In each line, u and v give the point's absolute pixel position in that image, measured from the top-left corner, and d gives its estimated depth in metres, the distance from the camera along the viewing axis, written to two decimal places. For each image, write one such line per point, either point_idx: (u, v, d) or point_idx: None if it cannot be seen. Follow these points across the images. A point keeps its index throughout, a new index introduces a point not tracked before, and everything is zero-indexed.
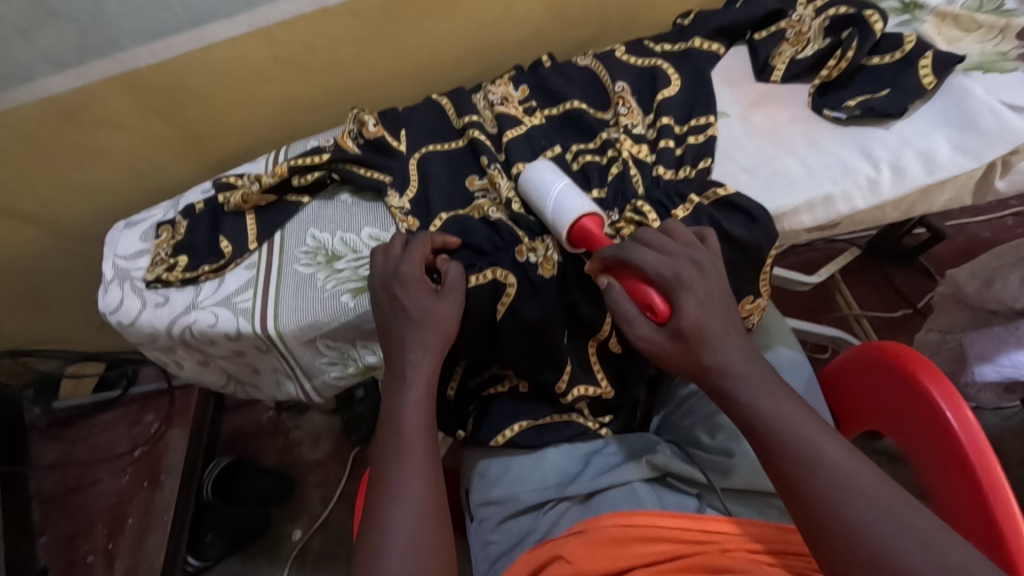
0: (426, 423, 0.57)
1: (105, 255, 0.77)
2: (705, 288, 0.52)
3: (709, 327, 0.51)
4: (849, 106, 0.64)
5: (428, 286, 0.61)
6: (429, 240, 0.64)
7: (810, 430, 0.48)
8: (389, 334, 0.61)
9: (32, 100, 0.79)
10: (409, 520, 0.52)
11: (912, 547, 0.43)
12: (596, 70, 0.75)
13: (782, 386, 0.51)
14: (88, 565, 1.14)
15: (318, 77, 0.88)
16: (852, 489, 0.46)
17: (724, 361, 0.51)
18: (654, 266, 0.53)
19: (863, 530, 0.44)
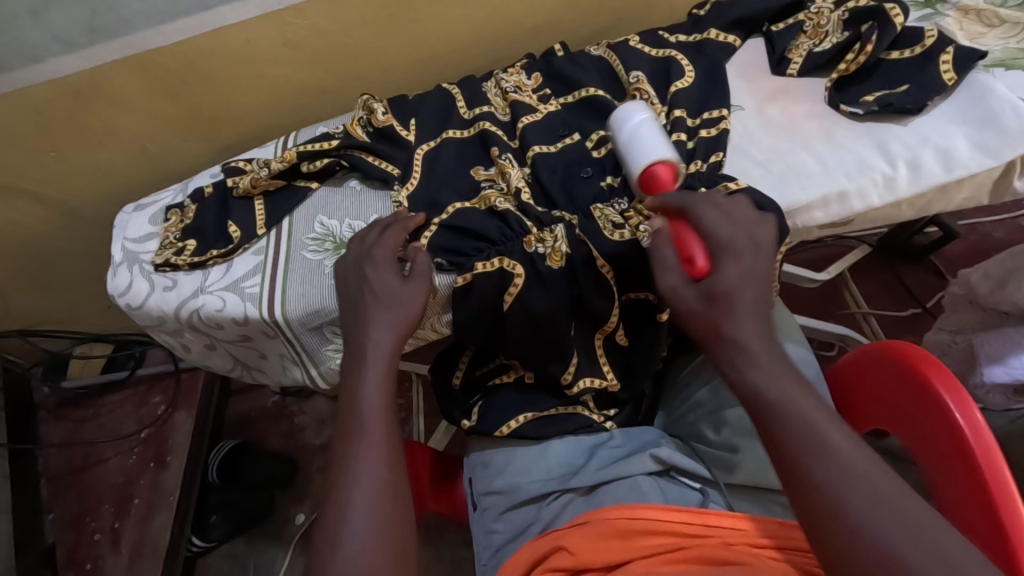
0: (388, 403, 0.55)
1: (115, 238, 0.78)
2: (755, 265, 0.50)
3: (742, 298, 0.49)
4: (867, 101, 0.63)
5: (397, 271, 0.62)
6: (405, 224, 0.65)
7: (819, 413, 0.45)
8: (353, 310, 0.61)
9: (41, 80, 0.79)
10: (365, 503, 0.50)
11: (908, 544, 0.40)
12: (610, 59, 0.74)
13: (798, 374, 0.48)
14: (94, 543, 1.16)
15: (328, 62, 0.87)
16: (862, 485, 0.42)
17: (745, 339, 0.48)
18: (711, 224, 0.52)
19: (874, 530, 0.41)
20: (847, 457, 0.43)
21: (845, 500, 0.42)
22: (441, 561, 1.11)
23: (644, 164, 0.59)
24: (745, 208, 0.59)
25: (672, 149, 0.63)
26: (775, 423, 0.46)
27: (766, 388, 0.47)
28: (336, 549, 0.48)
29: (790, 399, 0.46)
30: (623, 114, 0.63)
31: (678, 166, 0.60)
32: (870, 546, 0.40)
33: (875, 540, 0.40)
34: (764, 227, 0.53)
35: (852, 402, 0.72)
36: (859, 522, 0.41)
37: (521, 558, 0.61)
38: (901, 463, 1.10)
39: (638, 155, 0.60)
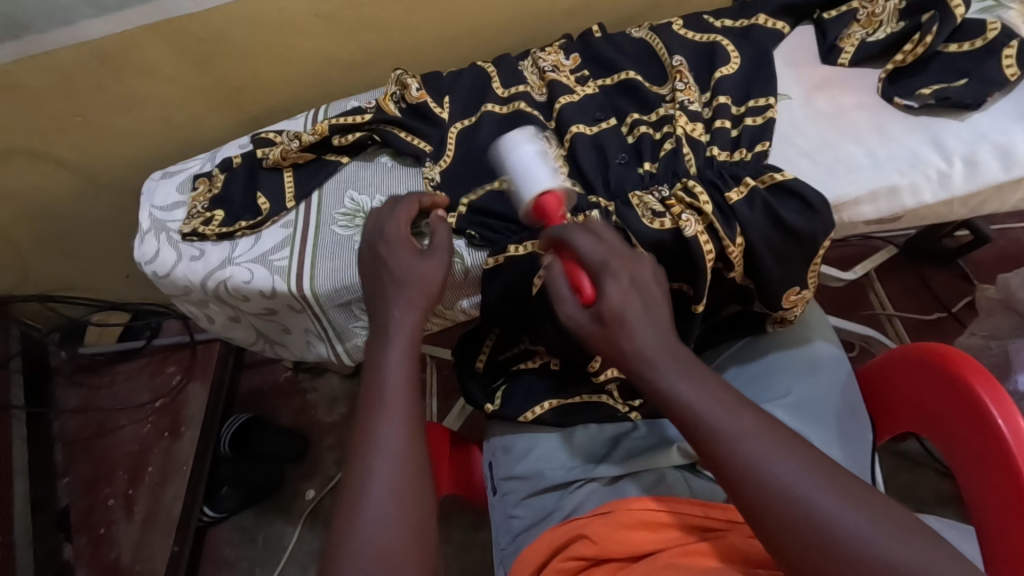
0: (412, 380, 0.54)
1: (143, 205, 0.77)
2: (637, 272, 0.52)
3: (631, 312, 0.50)
4: (923, 94, 0.61)
5: (412, 247, 0.60)
6: (417, 201, 0.64)
7: (723, 407, 0.48)
8: (373, 292, 0.59)
9: (70, 43, 0.78)
10: (387, 480, 0.49)
11: (836, 509, 0.43)
12: (652, 42, 0.72)
13: (703, 368, 0.50)
14: (108, 508, 1.17)
15: (360, 34, 0.86)
16: (777, 461, 0.45)
17: (642, 348, 0.50)
18: (587, 250, 0.52)
19: (804, 498, 0.44)
20: (758, 438, 0.46)
21: (771, 480, 0.44)
22: (449, 541, 1.11)
23: (537, 192, 0.57)
24: (790, 202, 0.58)
25: (716, 136, 0.62)
26: (687, 423, 0.48)
27: (674, 395, 0.49)
28: (353, 527, 0.47)
29: (693, 402, 0.48)
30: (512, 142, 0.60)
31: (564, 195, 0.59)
32: (800, 515, 0.43)
33: (807, 509, 0.43)
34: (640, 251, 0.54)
35: (885, 403, 0.71)
36: (789, 494, 0.44)
37: (543, 543, 0.61)
38: (916, 467, 1.09)
39: (530, 182, 0.57)
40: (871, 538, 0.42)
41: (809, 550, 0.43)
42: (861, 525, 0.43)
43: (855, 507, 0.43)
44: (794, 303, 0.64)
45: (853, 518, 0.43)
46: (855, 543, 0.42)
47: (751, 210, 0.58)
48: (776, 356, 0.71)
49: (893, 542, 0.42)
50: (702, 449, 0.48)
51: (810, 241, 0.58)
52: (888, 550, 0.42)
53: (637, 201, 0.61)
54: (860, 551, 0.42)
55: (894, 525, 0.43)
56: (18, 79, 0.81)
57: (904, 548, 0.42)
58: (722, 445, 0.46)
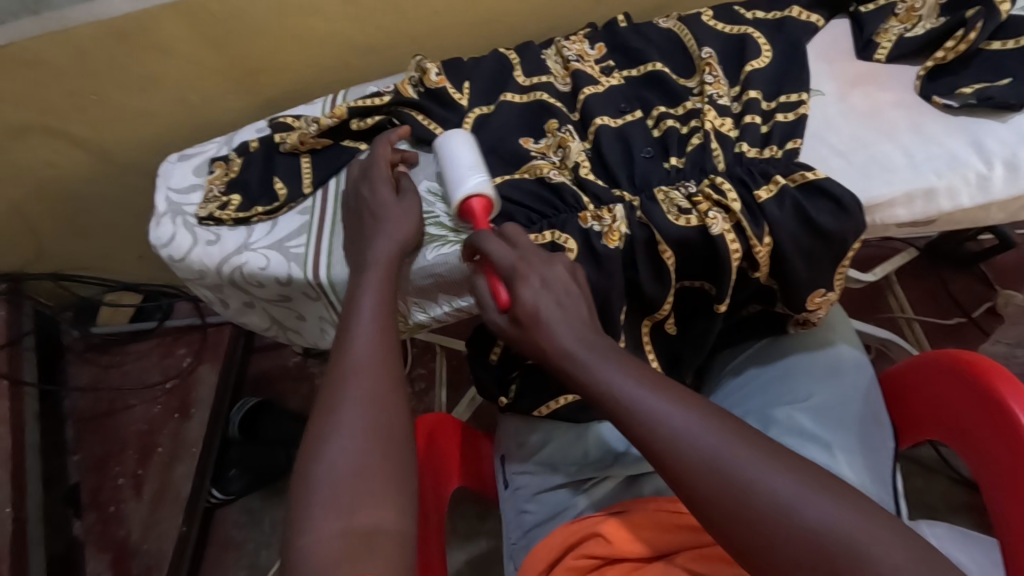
0: (382, 361, 0.53)
1: (159, 187, 0.76)
2: (547, 274, 0.53)
3: (544, 312, 0.52)
4: (963, 94, 0.59)
5: (390, 185, 0.65)
6: (388, 144, 0.68)
7: (637, 390, 0.48)
8: (358, 228, 0.64)
9: (89, 20, 0.77)
10: (350, 462, 0.48)
11: (757, 476, 0.44)
12: (680, 33, 0.70)
13: (620, 353, 0.51)
14: (118, 487, 1.19)
15: (381, 18, 0.84)
16: (698, 436, 0.46)
17: (558, 343, 0.51)
18: (500, 257, 0.54)
19: (726, 468, 0.45)
20: (676, 418, 0.47)
21: (693, 455, 0.45)
22: (453, 531, 1.11)
23: (459, 198, 0.60)
24: (821, 202, 0.56)
25: (745, 132, 0.60)
26: (610, 410, 0.49)
27: (598, 385, 0.49)
28: (310, 515, 0.46)
29: (611, 387, 0.49)
30: (444, 146, 0.63)
31: (491, 195, 0.61)
32: (724, 487, 0.44)
33: (730, 479, 0.44)
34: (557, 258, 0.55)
35: (907, 411, 0.70)
36: (713, 470, 0.45)
37: (554, 540, 0.60)
38: (929, 474, 1.07)
39: (455, 185, 0.60)
40: (793, 501, 0.43)
41: (737, 521, 0.44)
42: (783, 487, 0.43)
43: (778, 473, 0.44)
44: (819, 305, 0.63)
45: (775, 484, 0.43)
46: (780, 507, 0.43)
47: (780, 210, 0.56)
48: (797, 358, 0.70)
49: (817, 503, 0.43)
50: (628, 437, 0.49)
51: (841, 243, 0.56)
52: (815, 514, 0.42)
53: (663, 197, 0.59)
54: (787, 516, 0.42)
55: (814, 488, 0.43)
56: (36, 55, 0.80)
57: (827, 507, 0.42)
58: (643, 432, 0.47)
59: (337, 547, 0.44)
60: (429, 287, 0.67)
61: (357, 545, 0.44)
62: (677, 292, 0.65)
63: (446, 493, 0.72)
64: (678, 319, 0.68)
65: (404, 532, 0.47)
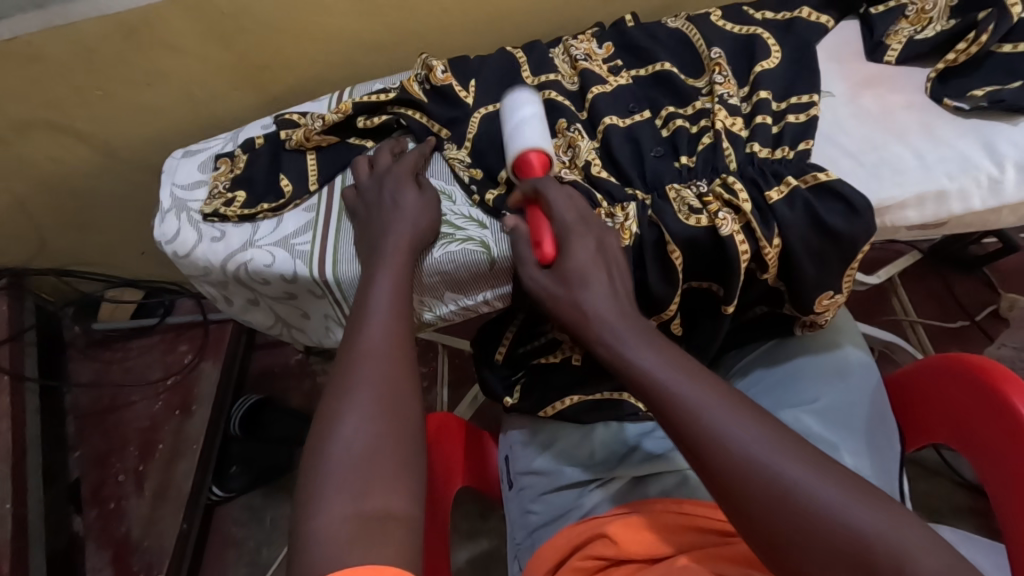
0: (396, 350, 0.53)
1: (164, 183, 0.76)
2: (604, 238, 0.56)
3: (592, 276, 0.54)
4: (975, 96, 0.58)
5: (412, 182, 0.65)
6: (419, 152, 0.68)
7: (679, 378, 0.48)
8: (371, 223, 0.64)
9: (94, 15, 0.77)
10: (359, 448, 0.47)
11: (797, 476, 0.43)
12: (688, 33, 0.70)
13: (664, 342, 0.52)
14: (119, 483, 1.19)
15: (387, 15, 0.84)
16: (739, 431, 0.45)
17: (603, 317, 0.52)
18: (560, 209, 0.56)
19: (767, 465, 0.44)
20: (718, 410, 0.46)
21: (732, 448, 0.45)
22: (455, 530, 1.11)
23: (519, 149, 0.60)
24: (833, 203, 0.56)
25: (756, 132, 0.60)
26: (650, 396, 0.49)
27: (637, 369, 0.50)
28: (318, 496, 0.45)
29: (653, 371, 0.49)
30: (513, 103, 0.64)
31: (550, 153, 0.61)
32: (766, 481, 0.44)
33: (770, 474, 0.44)
34: (612, 231, 0.57)
35: (913, 414, 0.70)
36: (751, 463, 0.44)
37: (560, 542, 0.60)
38: (932, 476, 1.07)
39: (517, 138, 0.61)
40: (833, 503, 0.42)
41: (774, 519, 0.43)
42: (824, 489, 0.43)
43: (819, 475, 0.44)
44: (827, 307, 0.63)
45: (818, 484, 0.43)
46: (819, 510, 0.42)
47: (791, 210, 0.56)
48: (803, 360, 0.70)
49: (856, 508, 0.42)
50: (664, 426, 0.48)
51: (851, 243, 0.56)
52: (855, 518, 0.41)
53: (674, 195, 0.59)
54: (826, 518, 0.42)
55: (855, 493, 0.43)
56: (41, 50, 0.79)
57: (868, 512, 0.42)
58: (682, 418, 0.47)
59: (346, 530, 0.43)
60: (436, 285, 0.66)
61: (367, 528, 0.44)
62: (685, 293, 0.65)
63: (450, 493, 0.72)
64: (685, 320, 0.68)
65: (414, 519, 0.46)
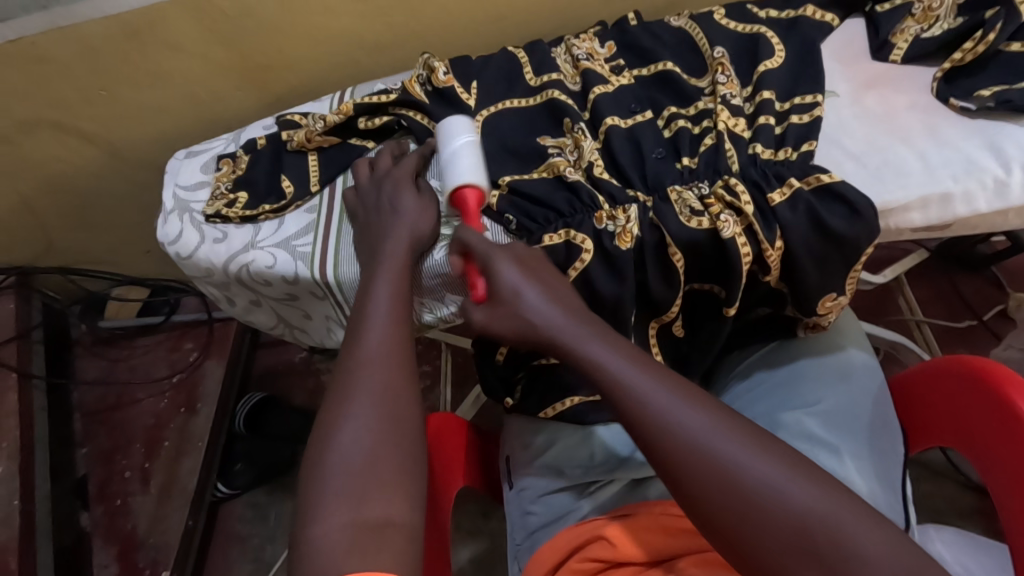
0: (396, 357, 0.53)
1: (166, 184, 0.76)
2: (517, 255, 0.55)
3: (522, 284, 0.54)
4: (981, 96, 0.58)
5: (412, 184, 0.65)
6: (419, 155, 0.68)
7: (628, 371, 0.49)
8: (373, 226, 0.64)
9: (98, 17, 0.77)
10: (358, 455, 0.47)
11: (743, 459, 0.45)
12: (692, 32, 0.69)
13: (612, 334, 0.52)
14: (124, 480, 1.20)
15: (390, 15, 0.84)
16: (690, 421, 0.47)
17: (549, 319, 0.53)
18: (477, 246, 0.56)
19: (713, 451, 0.45)
20: (664, 399, 0.48)
21: (701, 455, 0.45)
22: (456, 529, 1.11)
23: (456, 184, 0.61)
24: (835, 206, 0.56)
25: (759, 133, 0.59)
26: (605, 387, 0.50)
27: (589, 364, 0.50)
28: (317, 504, 0.45)
29: (604, 364, 0.50)
30: (447, 132, 0.64)
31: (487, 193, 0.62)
32: (712, 465, 0.45)
33: (710, 458, 0.45)
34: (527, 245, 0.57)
35: (918, 416, 0.69)
36: (700, 450, 0.46)
37: (559, 543, 0.59)
38: (938, 478, 1.07)
39: (456, 171, 0.61)
40: (777, 482, 0.44)
41: (716, 501, 0.45)
42: (763, 472, 0.45)
43: (764, 457, 0.45)
44: (830, 309, 0.62)
45: (762, 467, 0.45)
46: (761, 491, 0.44)
47: (793, 213, 0.55)
48: (805, 362, 0.69)
49: (799, 485, 0.44)
50: (618, 417, 0.50)
51: (853, 246, 0.56)
52: (796, 495, 0.44)
53: (676, 197, 0.58)
54: (772, 498, 0.44)
55: (794, 470, 0.45)
56: (45, 50, 0.80)
57: (802, 490, 0.44)
58: (633, 408, 0.48)
59: (345, 539, 0.44)
60: (437, 287, 0.66)
61: (366, 536, 0.44)
62: (687, 295, 0.64)
63: (452, 492, 0.71)
64: (687, 321, 0.67)
65: (413, 525, 0.46)
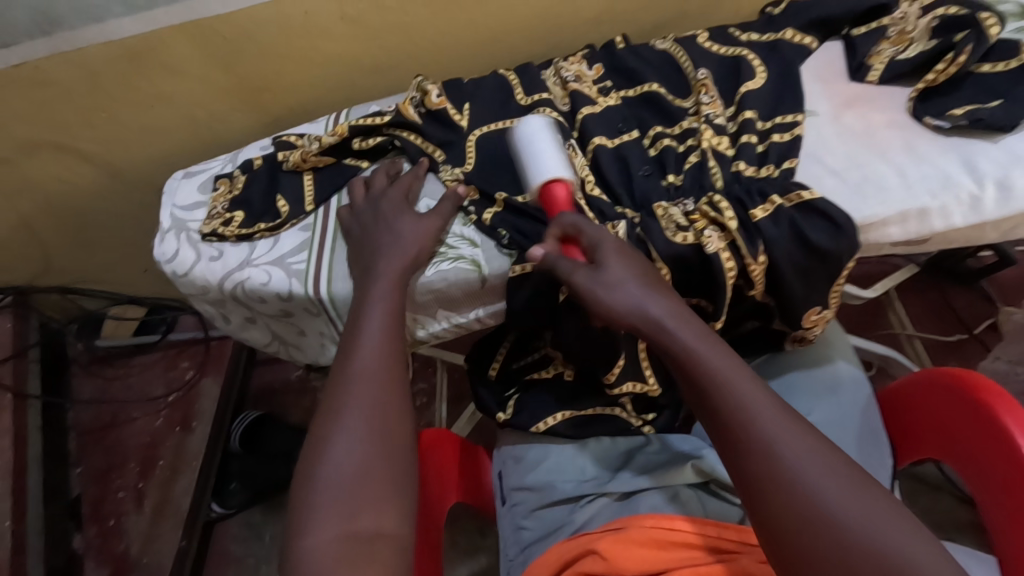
0: (387, 370, 0.54)
1: (164, 204, 0.78)
2: (630, 258, 0.55)
3: (625, 282, 0.53)
4: (955, 115, 0.59)
5: (406, 204, 0.67)
6: (414, 175, 0.69)
7: (734, 373, 0.50)
8: (367, 244, 0.65)
9: (99, 41, 0.79)
10: (349, 468, 0.48)
11: (827, 486, 0.45)
12: (676, 54, 0.71)
13: (715, 337, 0.52)
14: (118, 500, 1.19)
15: (385, 38, 0.86)
16: (780, 434, 0.47)
17: (649, 315, 0.52)
18: (591, 234, 0.56)
19: (797, 469, 0.46)
20: (759, 407, 0.48)
21: (784, 469, 0.46)
22: (452, 547, 1.11)
23: (542, 180, 0.59)
24: (818, 222, 0.57)
25: (742, 152, 0.61)
26: (697, 382, 0.50)
27: (684, 358, 0.51)
28: (308, 516, 0.46)
29: (702, 359, 0.50)
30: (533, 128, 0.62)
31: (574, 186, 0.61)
32: (795, 484, 0.46)
33: (794, 474, 0.46)
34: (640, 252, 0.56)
35: (904, 429, 0.70)
36: (784, 464, 0.46)
37: (552, 558, 0.59)
38: (934, 491, 1.07)
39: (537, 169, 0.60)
40: (856, 517, 0.44)
41: (781, 509, 0.45)
42: (831, 491, 0.45)
43: (847, 489, 0.45)
44: (815, 323, 0.63)
45: (842, 498, 0.45)
46: (838, 522, 0.44)
47: (777, 228, 0.57)
48: (792, 376, 0.70)
49: (881, 524, 0.44)
50: (709, 411, 0.50)
51: (836, 260, 0.57)
52: (876, 535, 0.43)
53: (662, 213, 0.60)
54: (846, 530, 0.44)
55: (882, 512, 0.44)
56: (48, 74, 0.82)
57: (872, 513, 0.44)
58: (726, 405, 0.49)
59: (335, 551, 0.44)
60: (429, 303, 0.68)
61: (355, 550, 0.45)
62: None
63: (444, 507, 0.72)
64: None
65: (404, 537, 0.47)
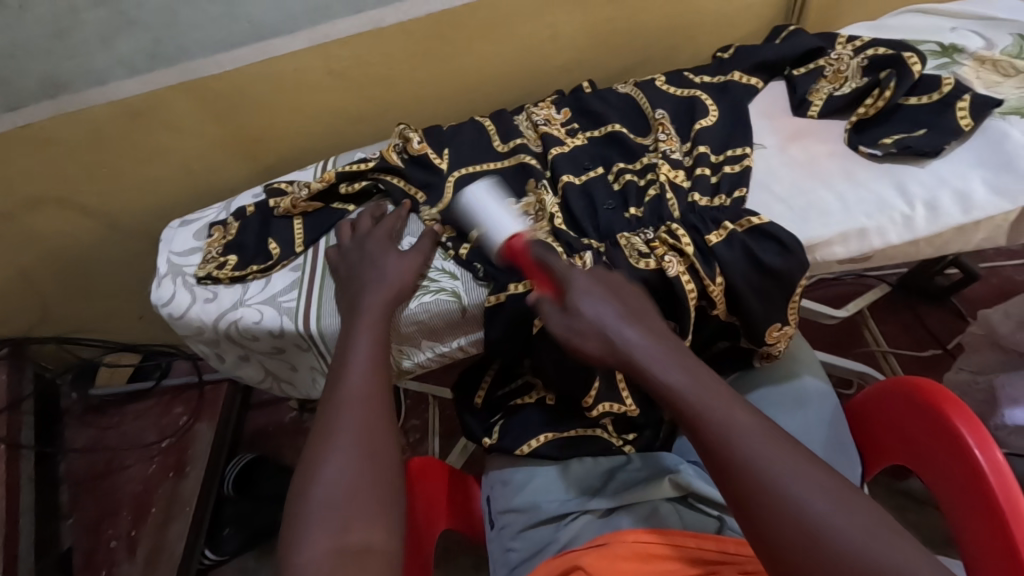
0: (374, 396, 0.57)
1: (161, 251, 0.82)
2: (604, 286, 0.58)
3: (603, 314, 0.56)
4: (885, 143, 0.66)
5: (390, 243, 0.71)
6: (396, 216, 0.74)
7: (713, 400, 0.51)
8: (353, 282, 0.69)
9: (101, 101, 0.84)
10: (338, 488, 0.51)
11: (812, 500, 0.47)
12: (636, 97, 0.78)
13: (693, 360, 0.54)
14: (110, 549, 1.18)
15: (370, 91, 0.93)
16: (764, 454, 0.49)
17: (629, 345, 0.54)
18: (558, 267, 0.59)
19: (782, 486, 0.47)
20: (741, 430, 0.50)
21: (768, 488, 0.47)
22: None
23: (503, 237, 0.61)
24: (768, 243, 0.62)
25: (697, 183, 0.66)
26: (681, 409, 0.52)
27: (664, 386, 0.53)
28: (301, 535, 0.49)
29: (680, 388, 0.52)
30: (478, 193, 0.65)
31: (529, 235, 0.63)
32: (780, 501, 0.47)
33: (777, 491, 0.47)
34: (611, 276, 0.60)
35: (869, 438, 0.73)
36: (769, 484, 0.47)
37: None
38: (921, 505, 1.08)
39: (498, 229, 0.62)
40: (841, 526, 0.46)
41: (772, 530, 0.47)
42: (817, 505, 0.46)
43: (832, 500, 0.47)
44: (778, 338, 0.67)
45: (828, 511, 0.46)
46: (826, 534, 0.45)
47: (730, 250, 0.62)
48: (760, 392, 0.74)
49: (865, 532, 0.45)
50: (694, 439, 0.52)
51: (789, 278, 0.62)
52: (860, 542, 0.45)
53: (625, 242, 0.64)
54: (834, 541, 0.45)
55: (864, 518, 0.46)
56: (52, 133, 0.87)
57: (856, 524, 0.46)
58: (708, 431, 0.50)
59: (327, 565, 0.47)
60: (413, 333, 0.71)
61: (345, 564, 0.47)
62: None
63: (433, 535, 0.73)
64: None
65: (392, 552, 0.49)
